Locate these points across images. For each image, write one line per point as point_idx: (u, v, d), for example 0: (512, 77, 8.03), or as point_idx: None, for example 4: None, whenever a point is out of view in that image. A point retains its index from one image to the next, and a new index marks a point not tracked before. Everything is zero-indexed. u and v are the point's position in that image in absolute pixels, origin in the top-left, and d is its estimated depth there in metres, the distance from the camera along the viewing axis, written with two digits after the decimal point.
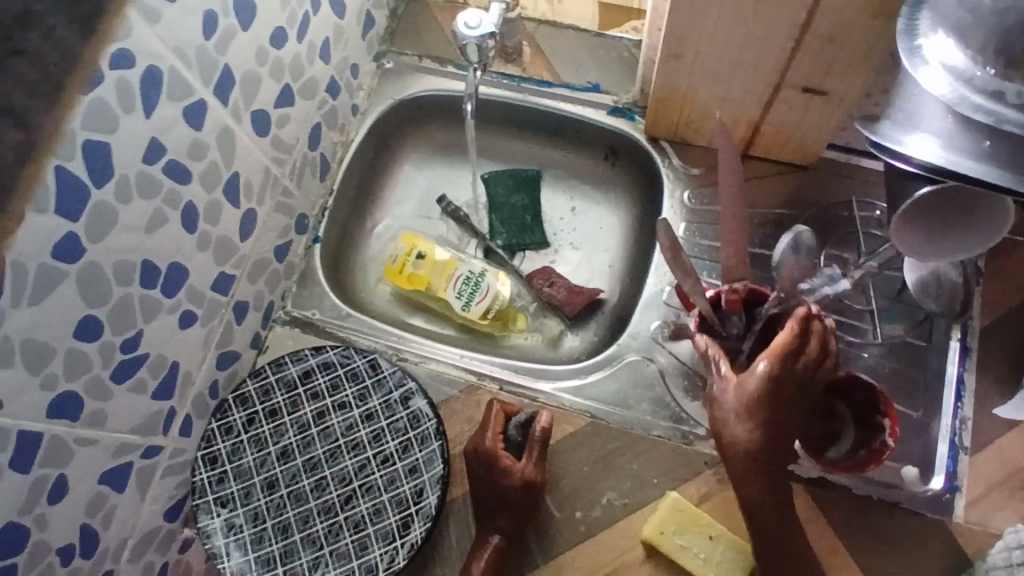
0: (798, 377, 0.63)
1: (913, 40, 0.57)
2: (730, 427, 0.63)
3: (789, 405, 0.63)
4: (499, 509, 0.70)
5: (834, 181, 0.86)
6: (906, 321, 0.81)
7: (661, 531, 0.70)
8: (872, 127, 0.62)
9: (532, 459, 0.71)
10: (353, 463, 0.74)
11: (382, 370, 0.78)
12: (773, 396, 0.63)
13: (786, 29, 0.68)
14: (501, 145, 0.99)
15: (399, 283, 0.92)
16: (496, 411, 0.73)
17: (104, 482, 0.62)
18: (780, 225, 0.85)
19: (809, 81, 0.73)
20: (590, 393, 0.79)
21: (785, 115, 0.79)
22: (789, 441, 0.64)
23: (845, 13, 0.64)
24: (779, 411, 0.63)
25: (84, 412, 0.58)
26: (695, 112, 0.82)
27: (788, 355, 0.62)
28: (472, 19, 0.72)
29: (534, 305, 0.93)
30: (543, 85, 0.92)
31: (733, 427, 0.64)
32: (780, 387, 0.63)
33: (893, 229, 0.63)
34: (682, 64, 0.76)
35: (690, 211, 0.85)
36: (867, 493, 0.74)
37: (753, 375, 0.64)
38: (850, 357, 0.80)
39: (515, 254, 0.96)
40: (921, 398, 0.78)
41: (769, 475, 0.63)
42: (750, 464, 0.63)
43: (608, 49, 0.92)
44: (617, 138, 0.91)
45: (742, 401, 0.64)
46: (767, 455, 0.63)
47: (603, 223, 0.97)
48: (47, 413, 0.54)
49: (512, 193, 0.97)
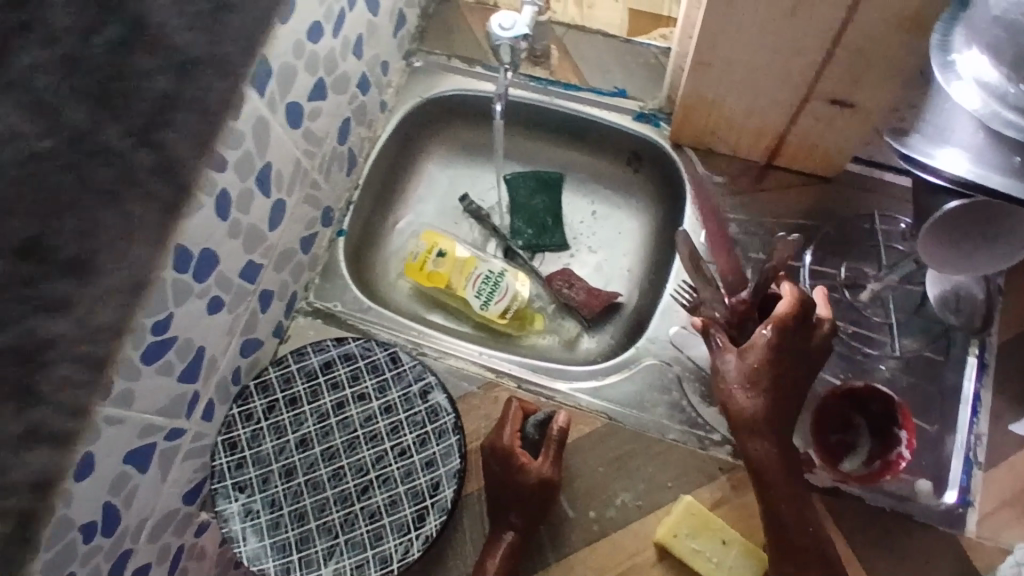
0: (795, 346, 0.68)
1: (947, 56, 0.59)
2: (734, 395, 0.69)
3: (789, 372, 0.68)
4: (514, 506, 0.70)
5: (857, 194, 0.86)
6: (925, 336, 0.81)
7: (675, 534, 0.70)
8: (901, 140, 0.62)
9: (549, 458, 0.72)
10: (370, 454, 0.75)
11: (402, 363, 0.79)
12: (773, 365, 0.68)
13: (817, 40, 0.68)
14: (525, 147, 1.00)
15: (419, 279, 0.93)
16: (514, 408, 0.73)
17: (129, 461, 0.63)
18: (801, 235, 0.85)
19: (836, 93, 0.74)
20: (607, 395, 0.79)
21: (812, 126, 0.79)
22: (790, 404, 0.69)
23: (877, 27, 0.65)
24: (778, 378, 0.68)
25: (114, 391, 0.59)
26: (722, 120, 0.83)
27: (788, 327, 0.67)
28: (506, 20, 0.73)
29: (553, 306, 0.93)
30: (570, 89, 0.93)
31: (736, 393, 0.69)
32: (781, 353, 0.68)
33: (921, 242, 0.64)
34: (711, 73, 0.77)
35: (712, 219, 0.86)
36: (881, 505, 0.74)
37: (755, 347, 0.68)
38: (867, 369, 0.80)
39: (535, 254, 0.97)
40: (937, 412, 0.78)
41: (773, 438, 0.68)
42: (752, 430, 0.68)
43: (636, 55, 0.93)
44: (641, 143, 0.92)
45: (745, 370, 0.69)
46: (769, 419, 0.68)
47: (623, 227, 0.98)
48: None
49: (534, 194, 0.97)
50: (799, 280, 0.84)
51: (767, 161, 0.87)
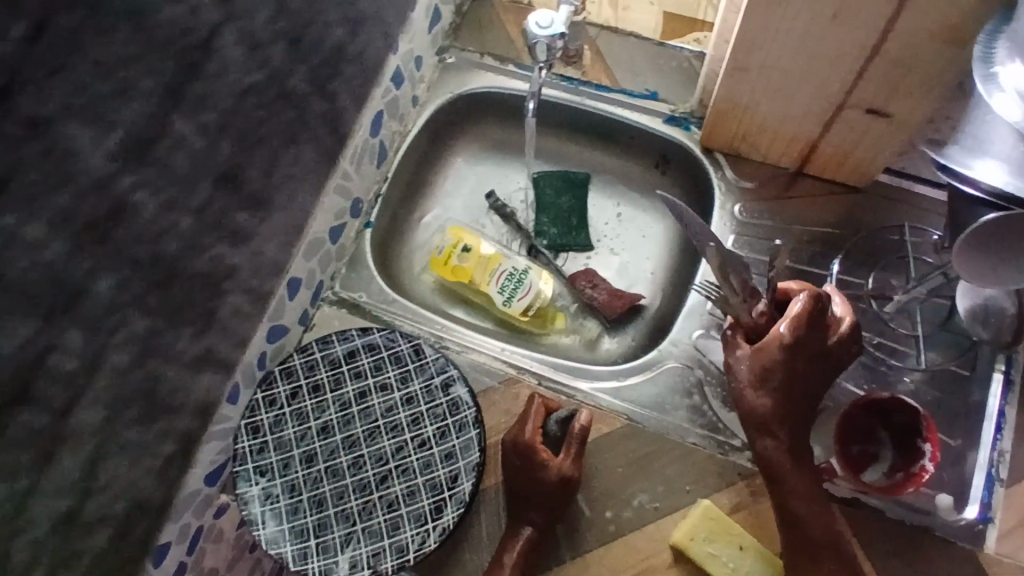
0: (809, 345, 0.69)
1: (989, 67, 0.59)
2: (747, 396, 0.70)
3: (802, 370, 0.69)
4: (533, 501, 0.71)
5: (887, 205, 0.85)
6: (951, 350, 0.80)
7: (691, 538, 0.70)
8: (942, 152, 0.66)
9: (570, 456, 0.72)
10: (390, 444, 0.76)
11: (425, 355, 0.79)
12: (786, 365, 0.69)
13: (855, 49, 0.68)
14: (553, 146, 1.00)
15: (444, 274, 0.94)
16: (537, 404, 0.74)
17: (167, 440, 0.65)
18: (829, 244, 0.85)
19: (872, 102, 0.73)
20: (627, 396, 0.79)
21: (845, 134, 0.79)
22: (802, 399, 0.71)
23: (916, 37, 0.65)
24: (791, 376, 0.69)
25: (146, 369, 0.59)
26: (754, 126, 0.83)
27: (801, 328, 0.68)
28: (544, 19, 0.74)
29: (575, 305, 0.94)
30: (601, 90, 0.93)
31: (747, 393, 0.70)
32: (792, 354, 0.68)
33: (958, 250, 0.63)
34: (746, 78, 0.77)
35: (741, 224, 0.86)
36: (900, 518, 0.73)
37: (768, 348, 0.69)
38: (891, 381, 0.80)
39: (559, 254, 0.97)
40: (961, 427, 0.77)
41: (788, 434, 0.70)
42: (766, 428, 0.70)
43: (668, 58, 0.93)
44: (670, 146, 0.92)
45: (757, 370, 0.70)
46: (782, 417, 0.70)
47: (648, 230, 0.98)
48: (114, 365, 0.56)
49: (560, 194, 0.98)
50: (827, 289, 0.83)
51: (797, 169, 0.87)
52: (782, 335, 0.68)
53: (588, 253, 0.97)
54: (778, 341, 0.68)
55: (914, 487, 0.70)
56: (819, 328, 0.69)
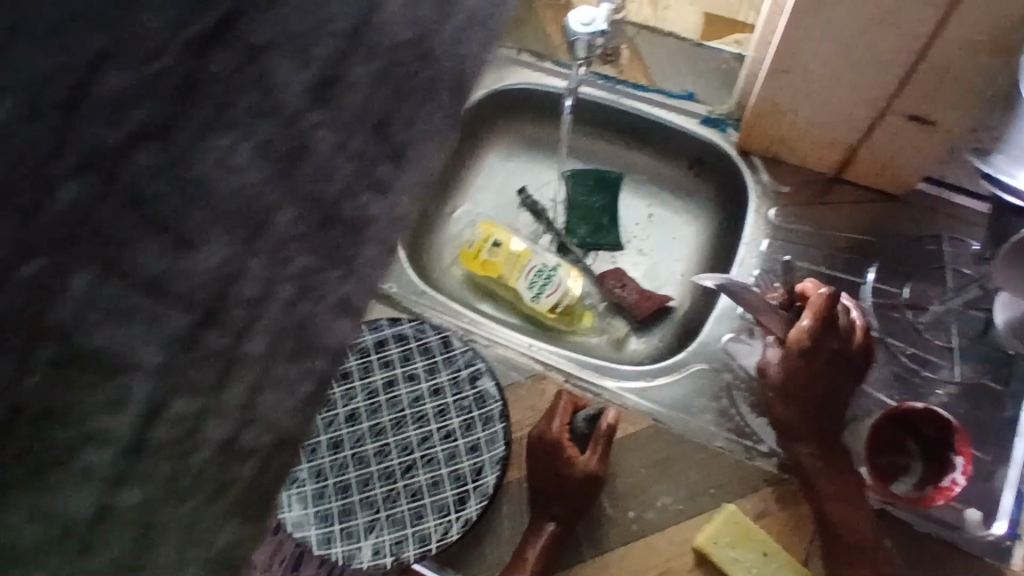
0: (828, 346, 0.70)
1: None
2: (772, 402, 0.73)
3: (824, 371, 0.71)
4: (557, 497, 0.71)
5: (925, 213, 0.84)
6: (986, 363, 0.78)
7: (714, 541, 0.70)
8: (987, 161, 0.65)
9: (596, 454, 0.73)
10: (416, 434, 0.77)
11: (454, 348, 0.80)
12: (805, 369, 0.71)
13: (900, 56, 0.67)
14: (587, 144, 1.00)
15: (473, 268, 0.94)
16: (564, 402, 0.75)
17: None
18: (865, 252, 0.84)
19: (915, 109, 0.72)
20: (654, 396, 0.79)
21: (886, 141, 0.78)
22: (830, 400, 0.72)
23: (963, 46, 0.64)
24: (813, 378, 0.71)
25: None
26: (793, 130, 0.82)
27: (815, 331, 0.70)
28: (586, 16, 0.74)
29: (603, 305, 0.94)
30: (638, 89, 0.93)
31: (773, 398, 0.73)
32: (812, 357, 0.70)
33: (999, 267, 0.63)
34: (788, 80, 0.76)
35: (776, 229, 0.85)
36: (927, 531, 0.72)
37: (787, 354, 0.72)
38: (922, 393, 0.78)
39: (589, 252, 0.97)
40: (993, 442, 0.76)
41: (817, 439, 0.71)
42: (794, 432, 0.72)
43: (707, 59, 0.92)
44: (705, 148, 0.91)
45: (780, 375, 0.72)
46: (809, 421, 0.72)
47: (679, 231, 0.97)
48: None
49: (592, 193, 0.98)
50: (861, 297, 0.82)
51: (834, 175, 0.86)
52: (801, 338, 0.70)
53: (618, 252, 0.97)
54: (798, 346, 0.70)
55: (942, 501, 0.69)
56: (838, 330, 0.71)
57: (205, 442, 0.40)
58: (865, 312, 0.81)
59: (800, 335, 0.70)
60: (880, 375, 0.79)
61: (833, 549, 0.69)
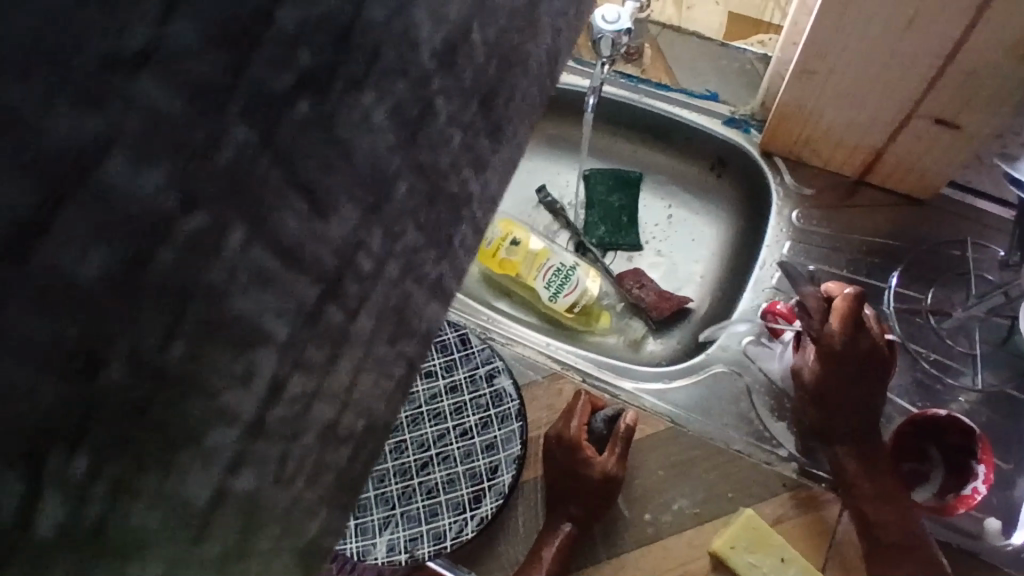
0: (857, 348, 0.69)
1: None
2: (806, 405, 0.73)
3: (856, 373, 0.70)
4: (572, 496, 0.71)
5: (951, 218, 0.83)
6: (1010, 371, 0.77)
7: (732, 546, 0.68)
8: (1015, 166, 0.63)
9: (614, 454, 0.72)
10: (433, 430, 0.77)
11: (472, 345, 0.80)
12: (836, 373, 0.70)
13: (928, 58, 0.66)
14: (607, 144, 1.00)
15: (491, 266, 0.94)
16: (583, 401, 0.74)
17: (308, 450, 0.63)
18: (888, 256, 0.83)
19: (943, 113, 0.71)
20: (672, 398, 0.79)
21: (911, 145, 0.77)
22: (864, 401, 0.71)
23: (994, 49, 0.63)
24: (845, 381, 0.70)
25: None
26: (817, 132, 0.81)
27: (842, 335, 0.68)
28: (610, 13, 0.73)
29: (621, 305, 0.93)
30: (661, 89, 0.92)
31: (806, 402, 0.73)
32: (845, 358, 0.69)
33: None
34: (813, 81, 0.75)
35: (798, 231, 0.84)
36: (947, 540, 0.71)
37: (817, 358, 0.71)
38: (944, 400, 0.77)
39: (607, 252, 0.96)
40: (1015, 451, 0.75)
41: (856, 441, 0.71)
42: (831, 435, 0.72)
43: (730, 60, 0.92)
44: (727, 149, 0.91)
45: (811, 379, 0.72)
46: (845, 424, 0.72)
47: (698, 232, 0.96)
48: None
49: (611, 192, 0.97)
50: (883, 302, 0.81)
51: (858, 178, 0.85)
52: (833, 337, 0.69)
53: (637, 252, 0.96)
54: (830, 349, 0.69)
55: (964, 508, 0.68)
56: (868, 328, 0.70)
57: (314, 428, 0.25)
58: (887, 317, 0.80)
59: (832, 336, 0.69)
60: (901, 382, 0.78)
61: (872, 553, 0.68)
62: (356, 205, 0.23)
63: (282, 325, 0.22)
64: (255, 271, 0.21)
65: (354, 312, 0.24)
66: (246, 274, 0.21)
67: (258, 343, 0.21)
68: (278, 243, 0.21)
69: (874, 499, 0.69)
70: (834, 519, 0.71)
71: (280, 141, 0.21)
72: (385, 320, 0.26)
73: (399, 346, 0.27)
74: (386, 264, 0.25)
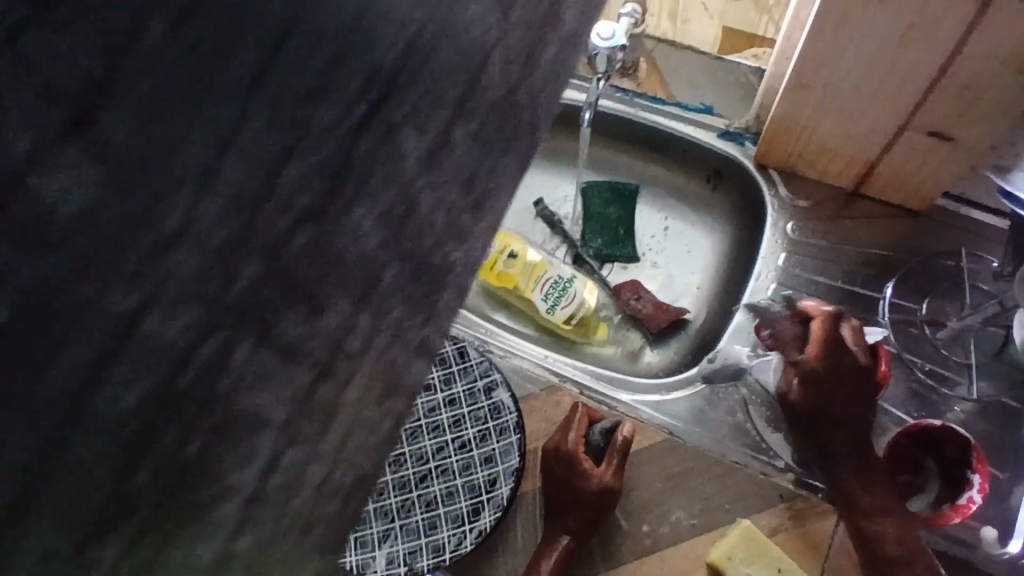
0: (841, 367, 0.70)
1: None
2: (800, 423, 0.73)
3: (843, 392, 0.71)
4: (571, 509, 0.71)
5: (946, 229, 0.84)
6: (1005, 381, 0.78)
7: (729, 557, 0.70)
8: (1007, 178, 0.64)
9: (612, 467, 0.73)
10: (432, 443, 0.76)
11: (470, 358, 0.80)
12: (824, 392, 0.71)
13: (923, 72, 0.67)
14: (604, 157, 1.01)
15: (488, 279, 0.94)
16: (580, 414, 0.75)
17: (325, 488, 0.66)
18: (883, 267, 0.83)
19: (937, 125, 0.72)
20: (668, 410, 0.79)
21: (905, 157, 0.78)
22: (855, 418, 0.71)
23: (990, 63, 0.64)
24: (833, 400, 0.71)
25: None
26: (811, 145, 0.82)
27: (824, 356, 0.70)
28: (606, 30, 0.74)
29: (619, 316, 0.94)
30: (656, 102, 0.93)
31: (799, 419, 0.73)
32: (829, 378, 0.70)
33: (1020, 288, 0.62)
34: (808, 95, 0.76)
35: (793, 243, 0.85)
36: (944, 550, 0.72)
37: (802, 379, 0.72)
38: (940, 410, 0.78)
39: (604, 264, 0.97)
40: (1011, 461, 0.75)
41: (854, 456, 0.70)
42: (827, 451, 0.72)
43: (725, 73, 0.93)
44: (722, 161, 0.91)
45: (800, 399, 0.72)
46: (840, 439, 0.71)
47: (694, 244, 0.97)
48: None
49: (608, 205, 0.98)
50: (878, 313, 0.82)
51: (853, 190, 0.85)
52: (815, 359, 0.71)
53: (634, 264, 0.97)
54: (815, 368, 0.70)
55: (960, 519, 0.69)
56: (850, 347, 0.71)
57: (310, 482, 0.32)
58: (882, 328, 0.81)
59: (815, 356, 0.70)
60: (897, 392, 0.79)
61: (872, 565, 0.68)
62: (348, 297, 0.32)
63: (280, 405, 0.30)
64: (257, 373, 0.30)
65: (344, 382, 0.32)
66: (251, 375, 0.30)
67: (257, 429, 0.30)
68: (279, 345, 0.30)
69: (872, 512, 0.68)
70: (830, 530, 0.72)
71: (285, 264, 0.30)
72: (373, 384, 0.33)
73: (384, 405, 0.34)
74: (370, 343, 0.32)
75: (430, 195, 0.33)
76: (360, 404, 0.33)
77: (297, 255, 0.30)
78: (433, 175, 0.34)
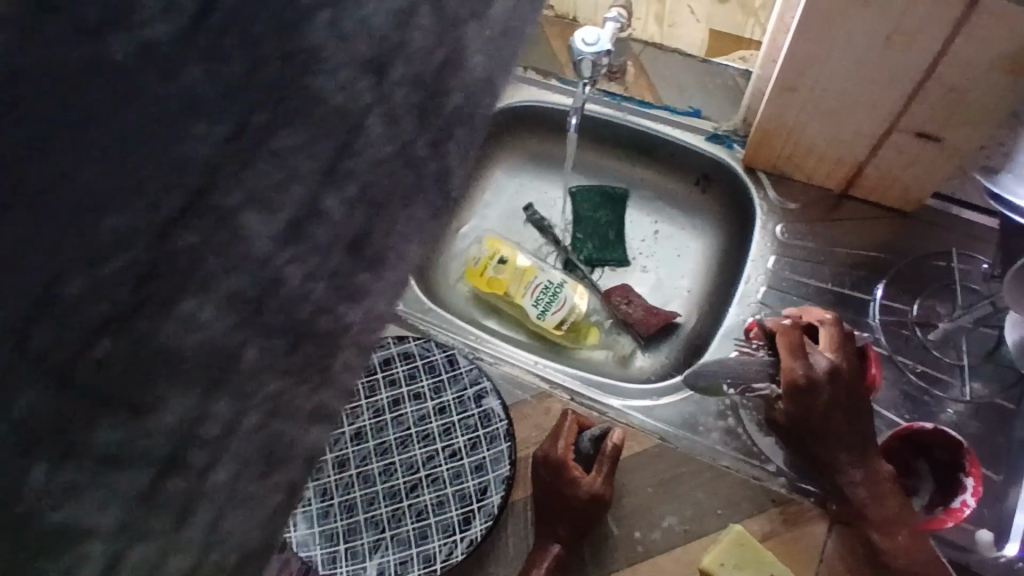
0: (819, 380, 0.68)
1: None
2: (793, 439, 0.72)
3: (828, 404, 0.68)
4: (561, 517, 0.71)
5: (935, 231, 0.83)
6: (998, 382, 0.77)
7: (720, 563, 0.69)
8: (995, 180, 0.63)
9: (601, 474, 0.72)
10: (421, 452, 0.77)
11: (459, 366, 0.80)
12: (808, 407, 0.69)
13: (909, 74, 0.67)
14: (593, 161, 1.00)
15: (478, 285, 0.94)
16: (570, 422, 0.74)
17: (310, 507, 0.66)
18: (873, 269, 0.83)
19: (924, 127, 0.72)
20: (660, 415, 0.78)
21: (893, 159, 0.77)
22: (847, 429, 0.69)
23: (976, 65, 0.64)
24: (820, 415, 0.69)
25: None
26: (800, 147, 0.82)
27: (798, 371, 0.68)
28: (590, 35, 0.74)
29: (610, 321, 0.93)
30: (644, 106, 0.93)
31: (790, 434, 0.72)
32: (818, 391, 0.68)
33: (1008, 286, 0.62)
34: (795, 98, 0.76)
35: (783, 246, 0.85)
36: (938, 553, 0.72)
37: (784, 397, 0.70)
38: (933, 412, 0.77)
39: (595, 268, 0.97)
40: (1005, 462, 0.75)
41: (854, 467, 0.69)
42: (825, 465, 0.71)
43: (711, 75, 0.92)
44: (711, 164, 0.91)
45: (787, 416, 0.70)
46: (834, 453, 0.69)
47: (685, 247, 0.97)
48: None
49: (597, 209, 0.98)
50: (869, 314, 0.81)
51: (842, 192, 0.85)
52: (792, 370, 0.68)
53: (625, 268, 0.97)
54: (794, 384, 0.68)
55: (953, 523, 0.68)
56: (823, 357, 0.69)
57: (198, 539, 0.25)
58: (873, 329, 0.81)
59: (795, 368, 0.68)
60: (889, 395, 0.78)
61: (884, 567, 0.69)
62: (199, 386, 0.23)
63: (110, 513, 0.22)
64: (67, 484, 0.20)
65: (204, 473, 0.24)
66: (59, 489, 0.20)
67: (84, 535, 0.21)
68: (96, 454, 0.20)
69: (886, 523, 0.68)
70: (823, 534, 0.72)
71: (86, 380, 0.19)
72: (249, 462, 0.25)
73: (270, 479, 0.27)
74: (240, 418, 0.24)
75: (286, 258, 0.24)
76: (234, 487, 0.25)
77: (95, 369, 0.20)
78: (301, 243, 0.24)
